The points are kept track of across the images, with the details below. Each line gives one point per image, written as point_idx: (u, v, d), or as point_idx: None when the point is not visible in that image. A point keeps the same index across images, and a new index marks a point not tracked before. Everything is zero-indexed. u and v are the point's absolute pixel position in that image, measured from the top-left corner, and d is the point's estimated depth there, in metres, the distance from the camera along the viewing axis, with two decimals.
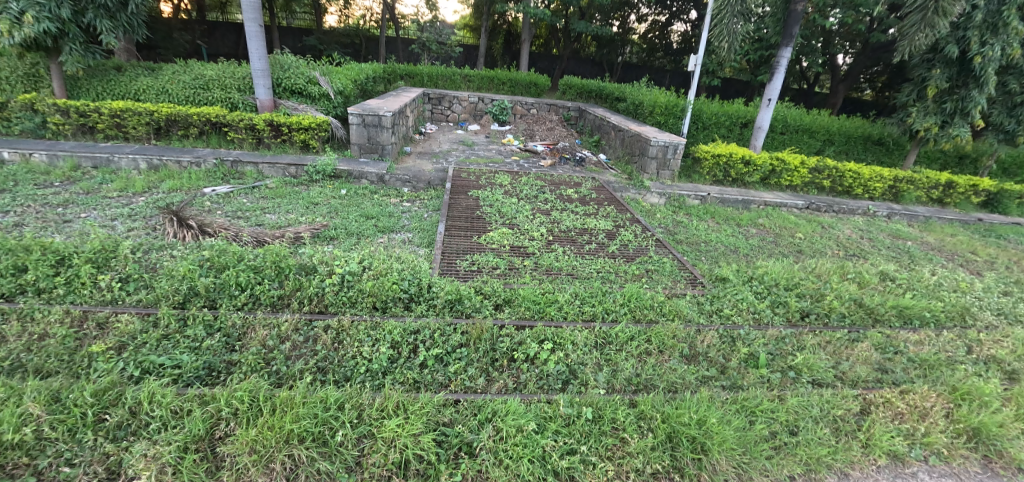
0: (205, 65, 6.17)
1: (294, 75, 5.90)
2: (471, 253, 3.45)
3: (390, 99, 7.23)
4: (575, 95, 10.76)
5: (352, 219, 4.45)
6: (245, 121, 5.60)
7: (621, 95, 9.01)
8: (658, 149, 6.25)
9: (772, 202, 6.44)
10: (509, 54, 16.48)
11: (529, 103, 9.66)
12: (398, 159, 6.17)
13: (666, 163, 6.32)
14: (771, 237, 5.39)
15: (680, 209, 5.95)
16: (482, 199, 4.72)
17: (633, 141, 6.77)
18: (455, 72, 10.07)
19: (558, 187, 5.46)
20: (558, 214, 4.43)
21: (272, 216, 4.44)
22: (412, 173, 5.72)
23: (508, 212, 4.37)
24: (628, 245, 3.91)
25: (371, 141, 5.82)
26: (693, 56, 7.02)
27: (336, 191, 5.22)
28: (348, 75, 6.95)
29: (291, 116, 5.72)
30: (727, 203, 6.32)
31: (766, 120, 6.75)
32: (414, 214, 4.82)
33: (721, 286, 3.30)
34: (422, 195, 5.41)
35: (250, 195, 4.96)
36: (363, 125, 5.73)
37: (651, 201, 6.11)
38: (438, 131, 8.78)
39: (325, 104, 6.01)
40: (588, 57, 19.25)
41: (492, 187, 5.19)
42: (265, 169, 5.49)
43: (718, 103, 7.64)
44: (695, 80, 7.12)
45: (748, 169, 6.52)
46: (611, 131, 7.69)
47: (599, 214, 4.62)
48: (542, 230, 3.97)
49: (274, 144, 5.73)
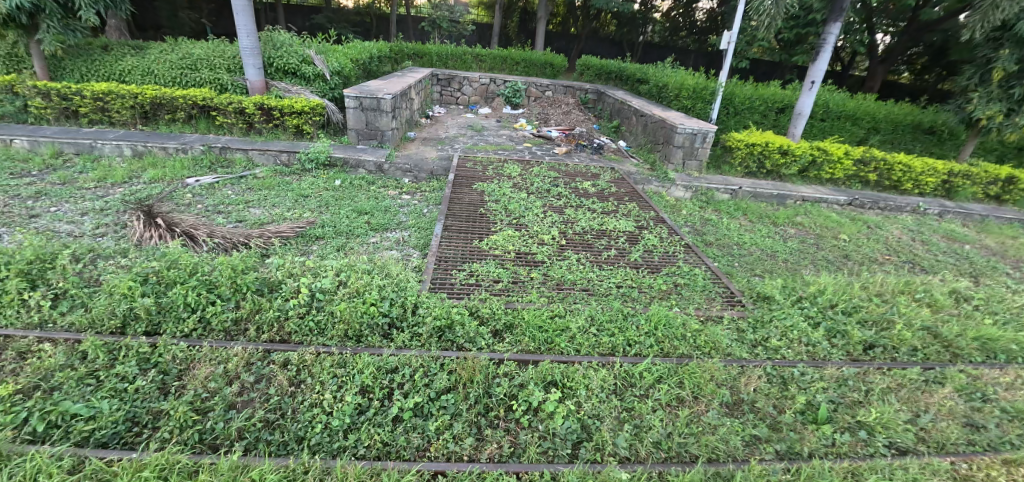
0: (194, 44, 5.74)
1: (287, 53, 5.42)
2: (470, 261, 2.98)
3: (393, 80, 6.70)
4: (594, 77, 10.07)
5: (344, 215, 4.02)
6: (234, 105, 5.17)
7: (644, 77, 8.33)
8: (685, 137, 5.64)
9: (811, 197, 5.81)
10: (525, 33, 15.69)
11: (544, 85, 9.03)
12: (399, 146, 5.68)
13: (693, 153, 5.71)
14: (811, 239, 4.81)
15: (708, 205, 5.38)
16: (488, 194, 4.23)
17: (657, 127, 6.15)
18: (466, 51, 9.47)
19: (573, 179, 4.93)
20: (572, 212, 3.91)
21: (256, 211, 4.03)
22: (413, 162, 5.24)
23: (516, 209, 3.87)
24: (653, 252, 3.39)
25: (370, 127, 5.33)
26: (727, 33, 6.31)
27: (329, 182, 4.79)
28: (348, 54, 6.44)
29: (283, 98, 5.26)
30: (759, 197, 5.71)
31: (807, 105, 6.05)
32: (413, 209, 4.36)
33: (764, 307, 2.79)
34: (424, 187, 4.94)
35: (237, 186, 4.57)
36: (361, 109, 5.24)
37: (675, 195, 5.55)
38: (447, 115, 8.25)
39: (321, 85, 5.52)
40: (608, 36, 18.29)
41: (499, 179, 4.68)
42: (255, 156, 5.09)
43: (752, 86, 6.93)
44: (728, 60, 6.41)
45: (785, 161, 5.87)
46: (632, 116, 7.06)
47: (619, 212, 4.10)
48: (554, 231, 3.47)
49: (266, 129, 5.30)
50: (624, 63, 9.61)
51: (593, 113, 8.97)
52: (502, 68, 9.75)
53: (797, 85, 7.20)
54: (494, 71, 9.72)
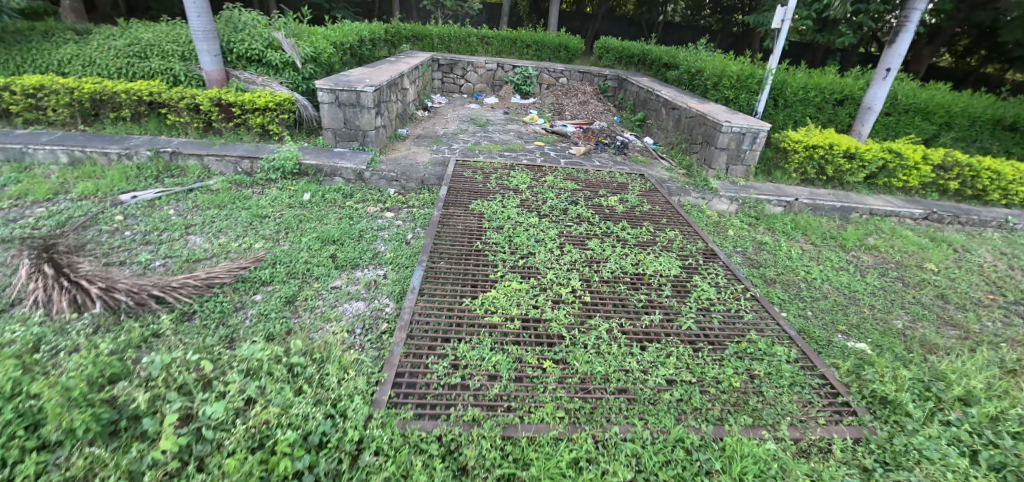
0: (146, 27, 4.88)
1: (249, 37, 4.50)
2: (455, 337, 2.11)
3: (383, 67, 5.73)
4: (615, 61, 8.97)
5: (306, 246, 3.18)
6: (186, 100, 4.31)
7: (676, 63, 7.25)
8: (731, 137, 4.62)
9: (880, 210, 4.83)
10: (537, 13, 14.51)
11: (558, 71, 7.99)
12: (387, 147, 4.76)
13: (739, 156, 4.72)
14: (892, 271, 3.85)
15: (756, 224, 4.44)
16: (488, 216, 3.29)
17: (694, 123, 5.13)
18: (471, 32, 8.44)
19: (596, 192, 3.99)
20: (597, 245, 2.99)
21: (197, 240, 3.22)
22: (400, 168, 4.32)
23: (524, 241, 2.95)
24: (710, 313, 2.49)
25: (349, 126, 4.41)
26: (781, 9, 5.22)
27: (296, 196, 3.93)
28: (330, 37, 5.51)
29: (245, 92, 4.38)
30: (818, 210, 4.75)
31: (879, 98, 4.99)
32: (394, 233, 3.49)
33: (887, 421, 1.90)
34: (412, 201, 4.06)
35: (183, 203, 3.75)
36: (338, 104, 4.31)
37: (717, 207, 4.60)
38: (447, 105, 7.30)
39: (292, 75, 4.58)
40: (626, 15, 16.99)
41: (503, 193, 3.75)
42: (212, 163, 4.26)
43: (806, 73, 5.84)
44: (781, 42, 5.33)
45: (851, 166, 4.85)
46: (662, 108, 6.03)
47: (656, 243, 3.17)
48: (575, 280, 2.57)
49: (226, 128, 4.44)
50: (649, 46, 8.50)
51: (613, 102, 7.93)
52: (512, 51, 8.72)
53: (860, 71, 6.07)
54: (502, 55, 8.70)
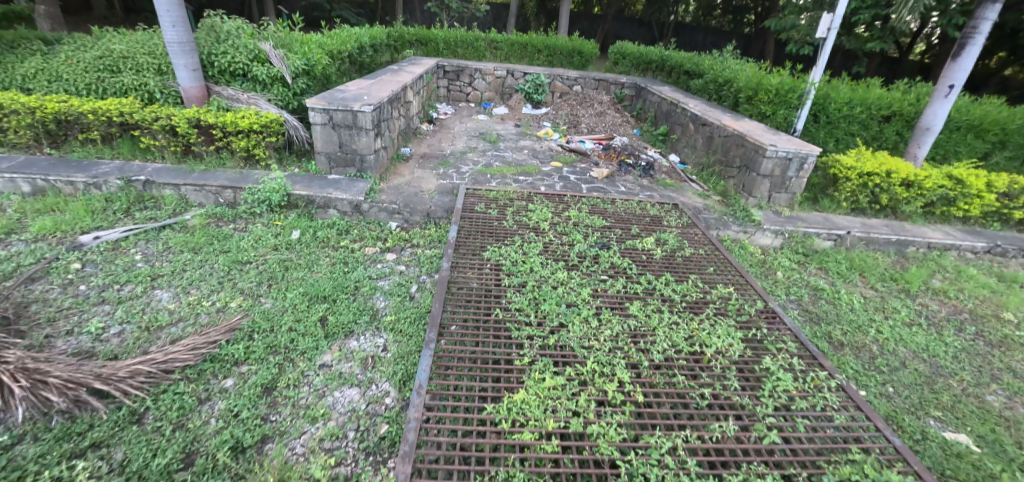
0: (120, 36, 4.37)
1: (232, 48, 3.98)
2: (476, 470, 1.61)
3: (385, 78, 5.20)
4: (632, 67, 8.43)
5: (292, 306, 2.70)
6: (161, 121, 3.81)
7: (701, 71, 6.70)
8: (776, 163, 4.09)
9: (940, 244, 4.31)
10: (545, 14, 14.00)
11: (572, 78, 7.44)
12: (388, 172, 4.25)
13: (784, 183, 4.20)
14: (970, 326, 3.34)
15: (803, 263, 3.94)
16: (507, 268, 2.79)
17: (730, 143, 4.59)
18: (479, 37, 7.92)
19: (628, 229, 3.46)
20: (639, 312, 2.47)
21: (164, 298, 2.75)
22: (402, 199, 3.79)
23: (553, 306, 2.43)
24: (791, 415, 1.99)
25: (345, 150, 3.86)
26: (828, 16, 4.67)
27: (283, 234, 3.44)
28: (326, 46, 4.99)
29: (228, 112, 3.87)
30: (871, 244, 4.25)
31: (939, 117, 4.45)
32: (396, 284, 2.99)
33: None
34: (415, 238, 3.55)
35: (153, 244, 3.27)
36: (333, 126, 3.76)
37: (760, 242, 4.09)
38: (454, 116, 6.79)
39: (281, 91, 4.06)
40: (635, 16, 16.46)
41: (522, 234, 3.24)
42: (191, 194, 3.77)
43: (849, 86, 5.31)
44: (827, 53, 4.78)
45: (907, 194, 4.33)
46: (690, 123, 5.50)
47: (707, 304, 2.66)
48: (621, 369, 2.06)
49: (207, 153, 3.95)
50: (669, 51, 7.96)
51: (631, 112, 7.40)
52: (522, 56, 8.19)
53: (910, 82, 5.51)
54: (512, 61, 8.17)
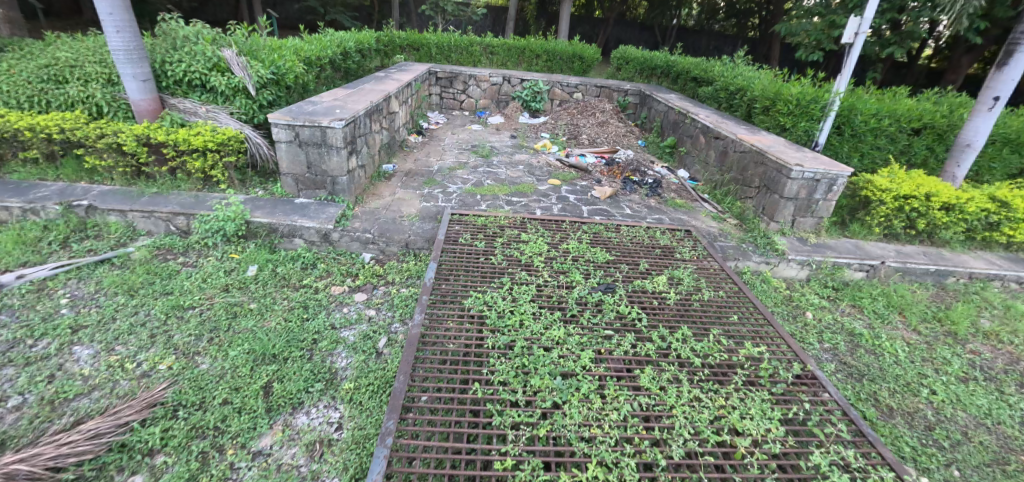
0: (71, 42, 3.94)
1: (189, 56, 3.54)
2: None
3: (368, 86, 4.75)
4: (635, 73, 7.98)
5: (233, 369, 2.24)
6: (107, 138, 3.37)
7: (711, 78, 6.23)
8: (801, 185, 3.63)
9: (985, 274, 3.83)
10: (545, 17, 13.60)
11: (572, 85, 6.99)
12: (365, 193, 3.79)
13: (810, 207, 3.74)
14: None
15: (832, 299, 3.47)
16: (491, 319, 2.33)
17: (747, 160, 4.13)
18: (474, 41, 7.48)
19: (635, 264, 3.00)
20: (652, 383, 2.01)
21: (82, 358, 2.30)
22: (377, 227, 3.32)
23: (545, 377, 1.97)
24: None
25: (314, 171, 3.39)
26: (856, 19, 4.23)
27: (238, 270, 2.99)
28: (301, 51, 4.54)
29: (182, 127, 3.42)
30: (907, 275, 3.78)
31: (983, 133, 3.99)
32: (362, 336, 2.53)
33: None
34: (390, 274, 3.09)
35: (85, 284, 2.82)
36: (300, 144, 3.30)
37: (784, 273, 3.63)
38: (445, 126, 6.34)
39: (244, 102, 3.59)
40: (637, 20, 16.07)
41: (511, 272, 2.78)
42: (140, 221, 3.33)
43: (876, 96, 4.85)
44: (854, 60, 4.33)
45: (947, 219, 3.86)
46: (701, 135, 5.05)
47: (732, 369, 2.20)
48: (632, 476, 1.59)
49: (161, 174, 3.51)
50: (675, 56, 7.50)
51: (635, 121, 6.94)
52: (520, 61, 7.74)
53: (942, 92, 5.04)
54: (509, 66, 7.73)
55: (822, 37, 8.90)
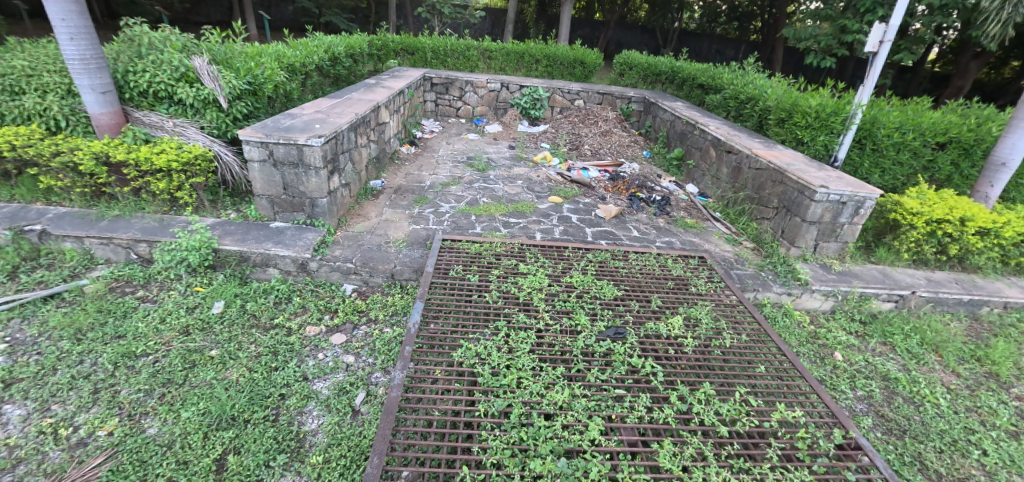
0: (28, 48, 3.60)
1: (154, 65, 3.21)
2: None
3: (356, 96, 4.42)
4: (639, 79, 7.67)
5: (184, 437, 1.92)
6: (62, 157, 3.05)
7: (720, 85, 5.92)
8: (825, 207, 3.33)
9: (1022, 303, 3.53)
10: (545, 20, 13.31)
11: (574, 91, 6.67)
12: (350, 215, 3.48)
13: (834, 230, 3.44)
14: None
15: (859, 335, 3.17)
16: (484, 375, 2.02)
17: (764, 178, 3.83)
18: (471, 45, 7.17)
19: (646, 302, 2.69)
20: (675, 463, 1.69)
21: (11, 420, 1.98)
22: (360, 255, 3.00)
23: (547, 457, 1.66)
24: None
25: (291, 193, 3.07)
26: (881, 26, 3.93)
27: (202, 307, 2.67)
28: (284, 58, 4.21)
29: (146, 144, 3.10)
30: (938, 305, 3.48)
31: (1017, 150, 3.72)
32: (337, 390, 2.21)
33: None
34: (373, 310, 2.77)
35: (27, 325, 2.49)
36: (274, 162, 2.98)
37: (807, 305, 3.33)
38: (440, 135, 6.02)
39: (216, 116, 3.27)
40: (638, 22, 15.79)
41: (508, 312, 2.47)
42: (99, 248, 3.01)
43: (898, 107, 4.55)
44: (877, 70, 4.05)
45: (981, 243, 3.56)
46: (711, 148, 4.75)
47: (765, 439, 1.89)
48: None
49: (123, 195, 3.19)
50: (681, 62, 7.20)
51: (638, 129, 6.64)
52: (519, 66, 7.43)
53: (966, 103, 4.74)
54: (508, 71, 7.42)
55: (830, 42, 8.60)
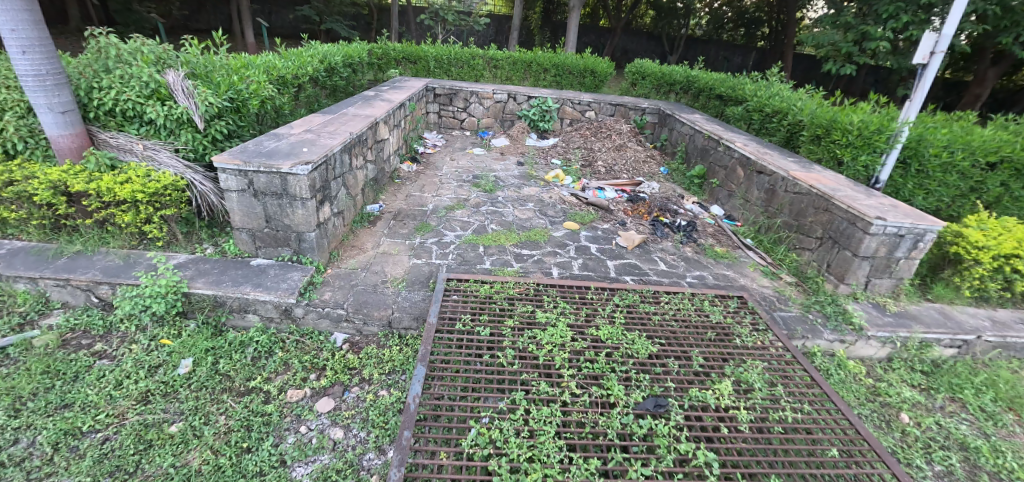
0: None
1: (121, 80, 2.84)
2: None
3: (352, 111, 4.04)
4: (652, 88, 7.30)
5: None
6: (16, 186, 2.68)
7: (743, 97, 5.54)
8: (881, 241, 2.94)
9: None
10: (550, 26, 12.99)
11: (585, 102, 6.30)
12: (343, 248, 3.09)
13: (889, 265, 3.05)
14: None
15: (924, 389, 2.76)
16: (500, 473, 1.62)
17: (805, 203, 3.44)
18: (476, 54, 6.82)
19: (685, 360, 2.29)
20: None
21: None
22: (352, 299, 2.61)
23: None
24: None
25: (274, 226, 2.69)
26: (931, 36, 3.57)
27: (167, 367, 2.29)
28: (273, 69, 3.85)
29: (111, 172, 2.73)
30: (1009, 351, 3.06)
31: None
32: (320, 480, 1.81)
33: None
34: (366, 367, 2.38)
35: None
36: (255, 192, 2.60)
37: (861, 352, 2.93)
38: (443, 149, 5.65)
39: (191, 137, 2.90)
40: (644, 29, 15.47)
41: (526, 377, 2.08)
42: (55, 291, 2.63)
43: (944, 124, 4.15)
44: (927, 83, 3.66)
45: None
46: (738, 167, 4.36)
47: None
48: None
49: (86, 228, 2.81)
50: (696, 71, 6.82)
51: (654, 143, 6.26)
52: (526, 76, 7.07)
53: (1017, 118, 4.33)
54: (514, 81, 7.06)
55: (850, 49, 8.20)
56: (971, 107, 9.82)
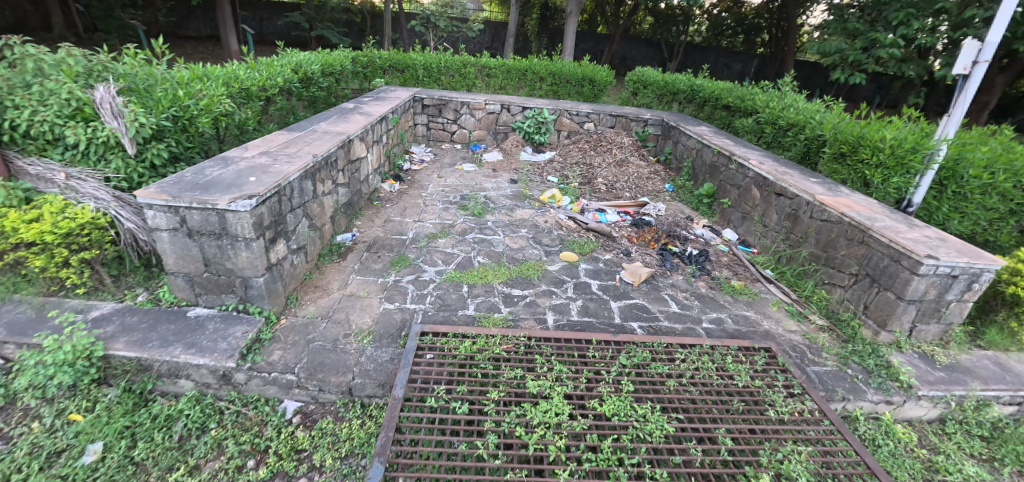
0: None
1: (37, 94, 2.40)
2: None
3: (324, 126, 3.62)
4: (654, 98, 6.90)
5: None
6: None
7: (753, 108, 5.14)
8: (931, 282, 2.52)
9: None
10: (547, 33, 12.64)
11: (583, 113, 5.88)
12: (302, 291, 2.66)
13: (937, 309, 2.64)
14: None
15: (987, 461, 2.31)
16: None
17: (836, 233, 3.02)
18: (468, 62, 6.42)
19: (709, 446, 1.86)
20: None
21: None
22: (305, 361, 2.16)
23: None
24: None
25: (215, 270, 2.26)
26: (975, 43, 3.14)
27: (69, 454, 1.83)
28: (235, 81, 3.43)
29: (22, 206, 2.28)
30: None
31: None
32: None
33: None
34: (315, 448, 1.92)
35: None
36: (189, 231, 2.16)
37: (908, 413, 2.49)
38: (431, 165, 5.24)
39: (121, 164, 2.46)
40: (643, 35, 15.10)
41: (513, 476, 1.63)
42: None
43: (981, 141, 3.75)
44: (969, 97, 3.26)
45: None
46: (753, 186, 3.94)
47: None
48: None
49: None
50: (701, 80, 6.43)
51: (656, 156, 5.86)
52: (520, 85, 6.67)
53: None
54: (508, 90, 6.66)
55: (859, 57, 7.83)
56: (979, 116, 9.31)
